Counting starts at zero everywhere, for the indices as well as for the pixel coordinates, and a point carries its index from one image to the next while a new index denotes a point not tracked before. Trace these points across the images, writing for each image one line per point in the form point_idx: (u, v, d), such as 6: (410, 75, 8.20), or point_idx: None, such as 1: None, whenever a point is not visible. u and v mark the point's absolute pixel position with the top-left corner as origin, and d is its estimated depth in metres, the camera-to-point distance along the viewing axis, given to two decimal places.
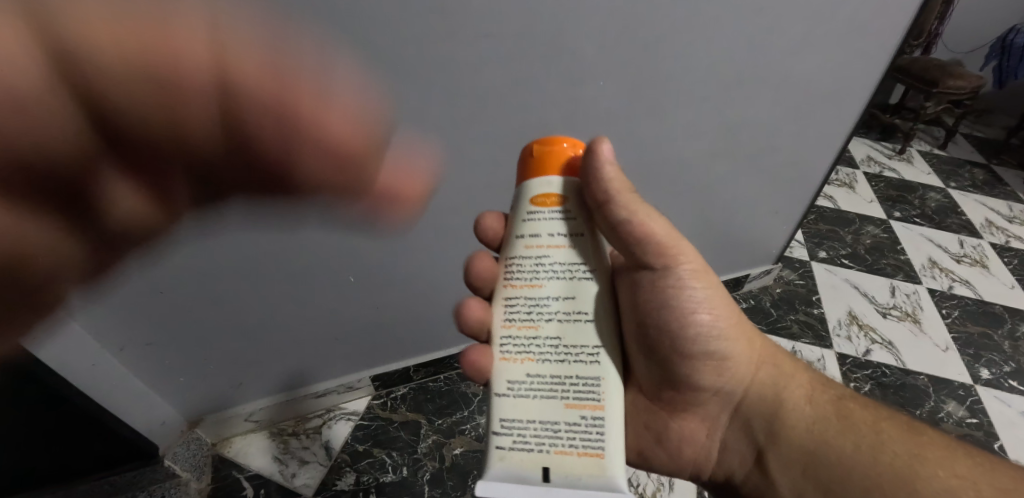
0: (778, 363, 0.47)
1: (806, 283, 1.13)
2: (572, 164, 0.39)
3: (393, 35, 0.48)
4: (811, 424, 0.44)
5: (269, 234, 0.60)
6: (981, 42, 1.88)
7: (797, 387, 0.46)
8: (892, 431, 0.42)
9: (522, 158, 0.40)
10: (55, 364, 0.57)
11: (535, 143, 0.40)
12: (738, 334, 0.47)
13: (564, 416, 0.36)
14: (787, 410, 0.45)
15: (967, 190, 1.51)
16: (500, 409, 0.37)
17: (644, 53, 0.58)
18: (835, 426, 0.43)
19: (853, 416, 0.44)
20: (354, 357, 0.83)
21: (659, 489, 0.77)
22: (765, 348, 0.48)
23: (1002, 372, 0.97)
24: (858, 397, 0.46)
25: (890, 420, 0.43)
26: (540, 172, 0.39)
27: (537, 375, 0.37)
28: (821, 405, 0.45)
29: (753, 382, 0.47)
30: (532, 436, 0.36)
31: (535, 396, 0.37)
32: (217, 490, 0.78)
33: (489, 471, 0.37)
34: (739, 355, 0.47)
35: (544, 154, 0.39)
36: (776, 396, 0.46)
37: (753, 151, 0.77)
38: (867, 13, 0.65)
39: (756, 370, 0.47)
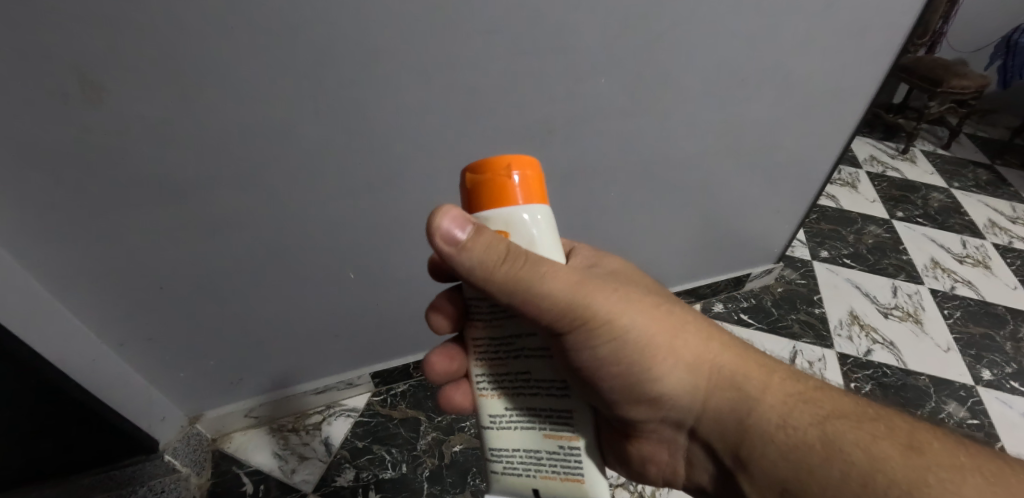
0: (740, 384, 0.42)
1: (807, 283, 1.13)
2: (516, 191, 0.35)
3: (393, 30, 0.48)
4: (786, 452, 0.39)
5: (269, 230, 0.60)
6: (986, 41, 1.87)
7: (769, 409, 0.41)
8: (890, 453, 0.37)
9: (462, 187, 0.36)
10: (54, 358, 0.57)
11: (469, 170, 0.35)
12: (672, 368, 0.41)
13: (544, 445, 0.37)
14: (755, 436, 0.41)
15: (971, 191, 1.51)
16: (487, 440, 0.39)
17: (647, 50, 0.58)
18: (817, 454, 0.38)
19: (841, 439, 0.38)
20: (354, 353, 0.83)
21: (658, 488, 0.77)
22: (716, 370, 0.42)
23: (1004, 373, 0.97)
24: (848, 409, 0.40)
25: (886, 437, 0.38)
26: (479, 206, 0.35)
27: (513, 408, 0.38)
28: (800, 428, 0.39)
29: (707, 409, 0.42)
30: (518, 463, 0.38)
31: (516, 428, 0.38)
32: (217, 485, 0.78)
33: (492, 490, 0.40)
34: (680, 390, 0.42)
35: (480, 184, 0.34)
36: (741, 422, 0.41)
37: (755, 150, 0.77)
38: (872, 11, 0.65)
39: (706, 398, 0.42)
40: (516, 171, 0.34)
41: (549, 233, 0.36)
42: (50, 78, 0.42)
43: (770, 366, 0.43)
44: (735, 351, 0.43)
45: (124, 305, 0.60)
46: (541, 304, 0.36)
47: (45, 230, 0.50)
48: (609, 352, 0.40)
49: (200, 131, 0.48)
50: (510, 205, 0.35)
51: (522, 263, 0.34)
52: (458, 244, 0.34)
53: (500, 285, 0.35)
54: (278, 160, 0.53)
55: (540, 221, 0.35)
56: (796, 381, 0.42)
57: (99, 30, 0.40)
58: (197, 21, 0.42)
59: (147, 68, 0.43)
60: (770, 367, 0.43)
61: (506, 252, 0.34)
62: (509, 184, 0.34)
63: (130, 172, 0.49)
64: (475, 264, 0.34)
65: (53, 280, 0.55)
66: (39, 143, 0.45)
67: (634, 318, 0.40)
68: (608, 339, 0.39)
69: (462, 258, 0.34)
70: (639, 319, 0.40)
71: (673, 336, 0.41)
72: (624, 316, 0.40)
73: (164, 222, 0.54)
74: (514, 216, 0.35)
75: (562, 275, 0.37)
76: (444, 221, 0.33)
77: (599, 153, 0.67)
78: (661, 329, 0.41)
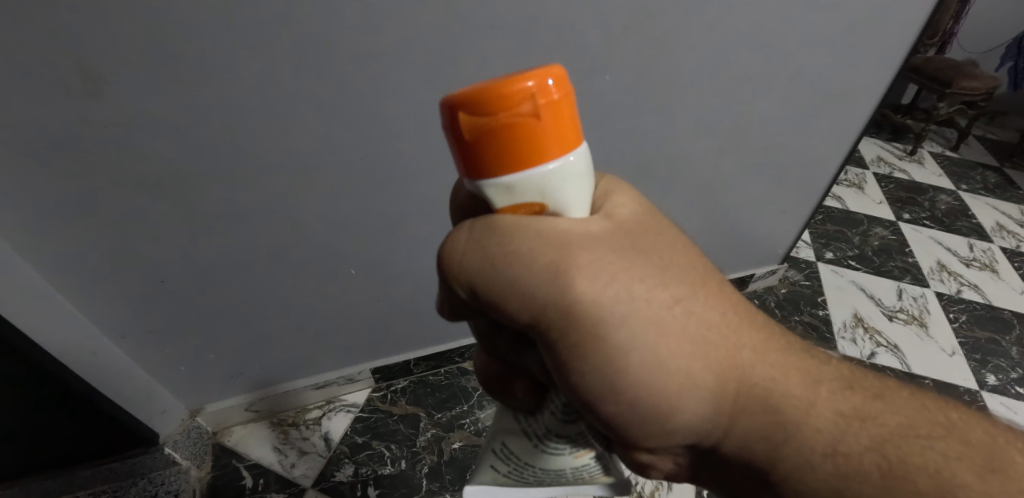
0: (777, 404, 0.32)
1: (812, 284, 1.12)
2: (536, 136, 0.26)
3: (395, 27, 0.47)
4: (833, 485, 0.31)
5: (270, 224, 0.59)
6: (997, 42, 1.84)
7: (815, 434, 0.31)
8: (966, 479, 0.29)
9: (461, 142, 0.27)
10: (55, 349, 0.58)
11: (465, 111, 0.25)
12: (692, 391, 0.31)
13: (571, 464, 0.37)
14: (793, 465, 0.32)
15: (979, 194, 1.49)
16: (507, 437, 0.40)
17: (653, 47, 0.57)
18: (873, 485, 0.30)
19: (905, 464, 0.30)
20: (355, 348, 0.83)
21: (656, 489, 0.77)
22: (747, 387, 0.32)
23: (1010, 378, 0.96)
24: (919, 426, 0.32)
25: (959, 456, 0.30)
26: (499, 166, 0.27)
27: (556, 436, 0.36)
28: (853, 455, 0.31)
29: (732, 433, 0.33)
30: (532, 472, 0.38)
31: (545, 449, 0.37)
32: (217, 478, 0.78)
33: (483, 477, 0.41)
34: (702, 418, 0.32)
35: (489, 134, 0.26)
36: (773, 450, 0.32)
37: (760, 149, 0.76)
38: (881, 11, 0.64)
39: (733, 422, 0.33)
40: (539, 103, 0.25)
41: (586, 176, 0.29)
42: (50, 68, 0.41)
43: (815, 372, 0.34)
44: (773, 357, 0.33)
45: (125, 298, 0.60)
46: (506, 298, 0.29)
47: (48, 222, 0.50)
48: (604, 373, 0.30)
49: (200, 123, 0.48)
50: (535, 161, 0.27)
51: (462, 240, 0.30)
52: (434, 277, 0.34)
53: (457, 273, 0.30)
54: (280, 153, 0.53)
55: (577, 166, 0.28)
56: (850, 390, 0.33)
57: (99, 20, 0.40)
58: (197, 11, 0.42)
59: (147, 58, 0.43)
60: (822, 377, 0.34)
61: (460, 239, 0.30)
62: (531, 127, 0.26)
63: (132, 165, 0.49)
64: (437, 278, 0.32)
65: (55, 272, 0.55)
66: (39, 134, 0.44)
67: (636, 323, 0.30)
68: (603, 355, 0.29)
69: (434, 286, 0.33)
70: (643, 324, 0.30)
71: (692, 348, 0.31)
72: (624, 322, 0.29)
73: (165, 217, 0.54)
74: (550, 171, 0.27)
75: (531, 260, 0.29)
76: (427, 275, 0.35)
77: (603, 151, 0.67)
78: (671, 337, 0.30)
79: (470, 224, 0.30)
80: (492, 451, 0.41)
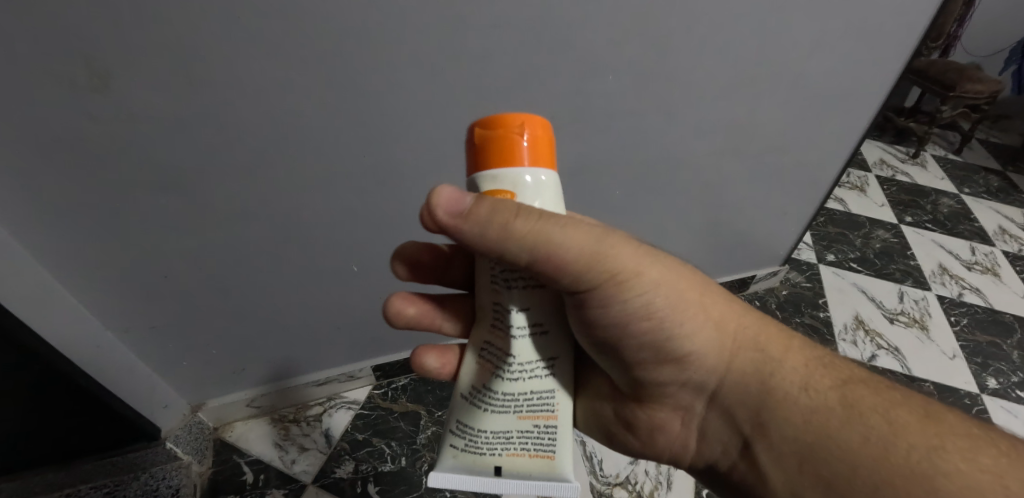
0: (764, 346, 0.42)
1: (813, 286, 1.12)
2: (522, 151, 0.33)
3: (399, 25, 0.47)
4: (808, 413, 0.40)
5: (272, 221, 0.60)
6: (1002, 46, 1.84)
7: (791, 372, 0.41)
8: (907, 419, 0.38)
9: (468, 146, 0.34)
10: (58, 344, 0.58)
11: (478, 125, 0.33)
12: (701, 323, 0.41)
13: (515, 427, 0.36)
14: (779, 399, 0.41)
15: (982, 197, 1.49)
16: (461, 412, 0.39)
17: (656, 46, 0.57)
18: (838, 415, 0.39)
19: (860, 403, 0.39)
20: (357, 345, 0.83)
21: (656, 488, 0.77)
22: (741, 330, 0.42)
23: (1010, 382, 0.96)
24: (866, 376, 0.42)
25: (902, 405, 0.39)
26: (487, 162, 0.33)
27: (501, 392, 0.37)
28: (822, 392, 0.40)
29: (733, 370, 0.42)
30: (483, 442, 0.37)
31: (491, 410, 0.37)
32: (218, 474, 0.79)
33: (442, 464, 0.38)
34: (710, 349, 0.42)
35: (488, 140, 0.33)
36: (764, 386, 0.41)
37: (763, 150, 0.76)
38: (885, 13, 0.64)
39: (733, 359, 0.42)
40: (528, 130, 0.33)
41: (557, 198, 0.35)
42: (57, 64, 0.42)
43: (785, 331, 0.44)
44: (754, 314, 0.44)
45: (128, 293, 0.61)
46: (567, 260, 0.35)
47: (53, 216, 0.51)
48: (638, 305, 0.39)
49: (206, 119, 0.48)
50: (515, 167, 0.33)
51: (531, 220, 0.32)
52: (463, 211, 0.32)
53: (519, 240, 0.33)
54: (284, 149, 0.53)
55: (548, 187, 0.34)
56: (812, 348, 0.44)
57: (106, 16, 0.40)
58: (202, 8, 0.42)
59: (153, 55, 0.43)
60: (788, 334, 0.44)
61: (517, 208, 0.32)
62: (518, 142, 0.33)
63: (137, 161, 0.49)
64: (485, 227, 0.33)
65: (59, 267, 0.55)
66: (44, 129, 0.45)
67: (660, 271, 0.40)
68: (640, 292, 0.38)
69: (467, 226, 0.33)
70: (665, 274, 0.40)
71: (699, 291, 0.42)
72: (654, 269, 0.39)
73: (169, 212, 0.55)
74: (524, 179, 0.33)
75: (586, 230, 0.35)
76: (440, 199, 0.33)
77: (606, 150, 0.67)
78: (683, 290, 0.40)
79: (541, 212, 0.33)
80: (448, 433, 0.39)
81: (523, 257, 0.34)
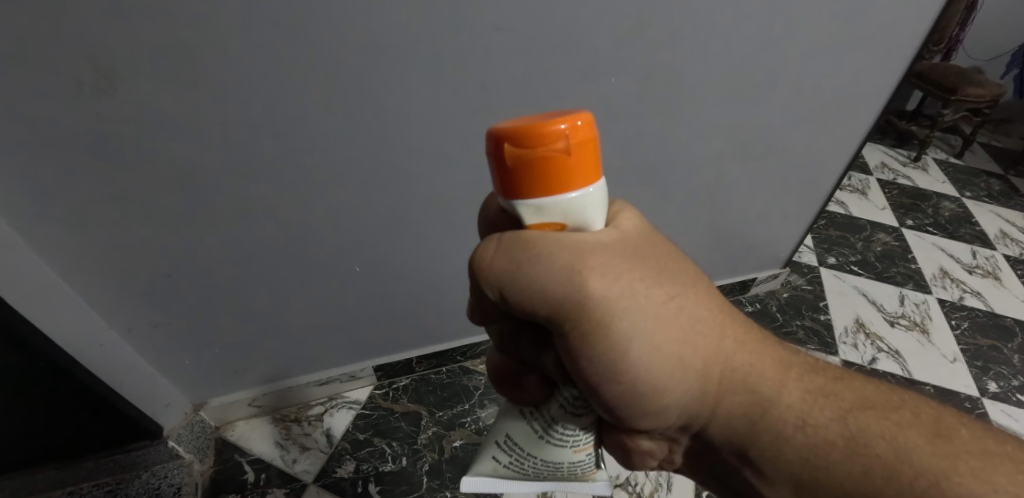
0: (756, 384, 0.37)
1: (814, 289, 1.12)
2: (566, 169, 0.30)
3: (402, 28, 0.48)
4: (805, 453, 0.36)
5: (276, 222, 0.60)
6: (1004, 49, 1.84)
7: (786, 410, 0.37)
8: (916, 443, 0.35)
9: (501, 167, 0.30)
10: (62, 342, 0.58)
11: (512, 146, 0.29)
12: (685, 369, 0.35)
13: (570, 458, 0.39)
14: (773, 436, 0.37)
15: (983, 201, 1.49)
16: (512, 431, 0.42)
17: (658, 49, 0.58)
18: (839, 450, 0.35)
19: (865, 433, 0.36)
20: (358, 345, 0.83)
21: (656, 489, 0.77)
22: (729, 370, 0.37)
23: (1010, 386, 0.96)
24: (870, 397, 0.38)
25: (911, 425, 0.36)
26: (531, 189, 0.30)
27: (563, 429, 0.38)
28: (822, 425, 0.36)
29: (719, 412, 0.37)
30: (532, 463, 0.41)
31: (545, 441, 0.40)
32: (219, 472, 0.79)
33: (481, 469, 0.43)
34: (693, 396, 0.36)
35: (526, 164, 0.29)
36: (755, 424, 0.37)
37: (764, 153, 0.77)
38: (887, 16, 0.64)
39: (719, 402, 0.37)
40: (572, 139, 0.29)
41: (603, 202, 0.33)
42: (64, 64, 0.42)
43: (787, 359, 0.39)
44: (752, 347, 0.38)
45: (131, 292, 0.61)
46: (530, 296, 0.32)
47: (59, 215, 0.51)
48: (613, 358, 0.33)
49: (211, 119, 0.49)
50: (562, 192, 0.30)
51: (490, 251, 0.33)
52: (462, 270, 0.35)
53: (486, 277, 0.33)
54: (287, 147, 0.53)
55: (597, 194, 0.32)
56: (814, 373, 0.39)
57: (114, 17, 0.41)
58: (209, 10, 0.42)
59: (159, 56, 0.44)
60: (787, 359, 0.39)
61: (497, 247, 0.33)
62: (560, 161, 0.29)
63: (142, 160, 0.50)
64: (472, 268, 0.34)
65: (63, 265, 0.55)
66: (51, 129, 0.45)
67: (636, 315, 0.33)
68: (610, 340, 0.33)
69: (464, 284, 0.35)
70: (645, 319, 0.33)
71: (684, 334, 0.34)
72: (630, 318, 0.33)
73: (174, 212, 0.55)
74: (573, 199, 0.31)
75: (547, 267, 0.32)
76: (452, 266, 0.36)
77: (608, 152, 0.67)
78: (669, 331, 0.34)
79: (498, 236, 0.33)
80: (495, 444, 0.43)
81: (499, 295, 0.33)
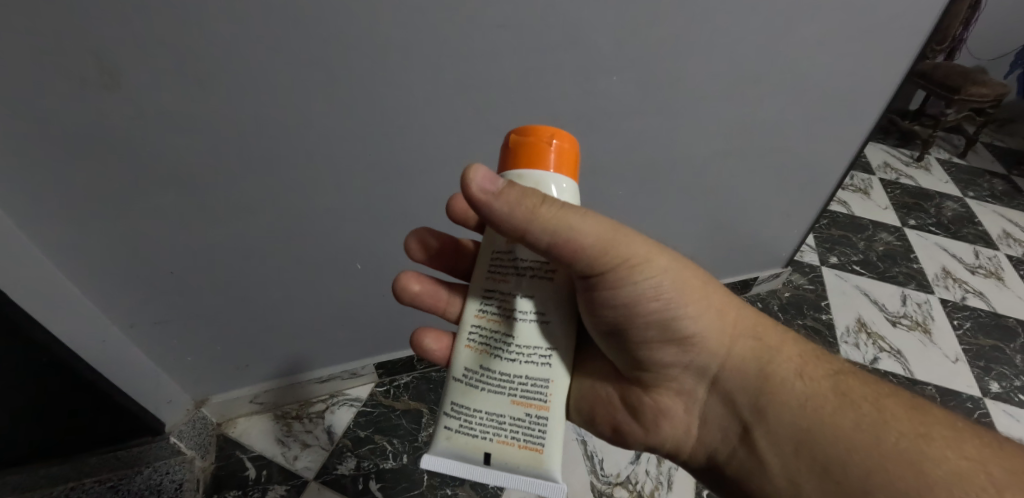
0: (761, 336, 0.45)
1: (816, 288, 1.12)
2: (553, 159, 0.37)
3: (401, 23, 0.48)
4: (804, 399, 0.42)
5: (278, 218, 0.60)
6: (1008, 49, 1.83)
7: (787, 361, 0.44)
8: (895, 408, 0.41)
9: (501, 149, 0.38)
10: (65, 338, 0.58)
11: (513, 132, 0.37)
12: (703, 310, 0.43)
13: (509, 412, 0.38)
14: (777, 385, 0.43)
15: (986, 201, 1.48)
16: (456, 393, 0.40)
17: (659, 47, 0.58)
18: (831, 401, 0.42)
19: (851, 392, 0.42)
20: (359, 342, 0.83)
21: (656, 488, 0.77)
22: (739, 320, 0.45)
23: (1012, 386, 0.95)
24: (852, 370, 0.45)
25: (890, 396, 0.42)
26: (521, 165, 0.37)
27: (499, 373, 0.38)
28: (815, 379, 0.43)
29: (733, 357, 0.44)
30: (476, 424, 0.38)
31: (486, 389, 0.39)
32: (221, 469, 0.80)
33: (434, 447, 0.39)
34: (709, 334, 0.44)
35: (522, 144, 0.37)
36: (762, 370, 0.43)
37: (765, 151, 0.76)
38: (891, 14, 0.64)
39: (733, 346, 0.44)
40: (558, 143, 0.37)
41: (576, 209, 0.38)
42: (68, 60, 0.42)
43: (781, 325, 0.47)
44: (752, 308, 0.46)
45: (133, 289, 0.61)
46: (585, 239, 0.37)
47: (62, 212, 0.51)
48: (647, 292, 0.41)
49: (212, 116, 0.49)
50: (544, 172, 0.36)
51: (554, 208, 0.35)
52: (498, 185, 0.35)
53: (543, 226, 0.35)
54: (289, 144, 0.53)
55: (570, 194, 0.37)
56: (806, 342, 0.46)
57: (116, 14, 0.41)
58: (212, 7, 0.43)
59: (162, 52, 0.44)
60: (783, 328, 0.47)
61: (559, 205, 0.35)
62: (549, 151, 0.36)
63: (145, 157, 0.50)
64: (513, 209, 0.35)
65: (66, 262, 0.55)
66: (54, 125, 0.45)
67: (667, 263, 0.42)
68: (648, 281, 0.41)
69: (499, 204, 0.35)
70: (670, 268, 0.42)
71: (703, 283, 0.44)
72: (662, 263, 0.42)
73: (178, 208, 0.55)
74: (548, 184, 0.37)
75: (600, 222, 0.38)
76: (476, 179, 0.34)
77: (610, 152, 0.67)
78: (688, 279, 0.43)
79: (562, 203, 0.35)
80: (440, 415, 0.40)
81: (547, 239, 0.36)
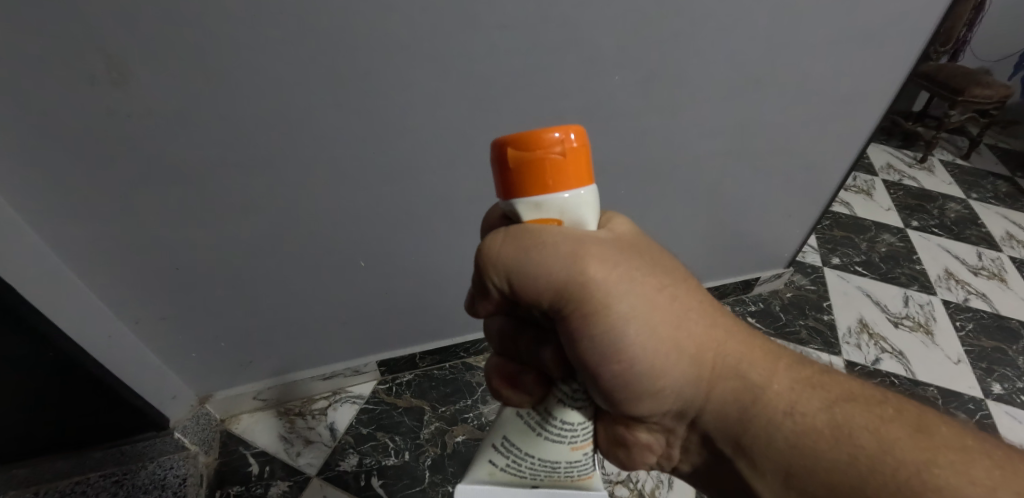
0: (745, 371, 0.39)
1: (817, 289, 1.12)
2: (561, 169, 0.32)
3: (405, 22, 0.48)
4: (792, 441, 0.37)
5: (283, 216, 0.61)
6: (1012, 50, 1.83)
7: (776, 396, 0.39)
8: (899, 435, 0.36)
9: (500, 165, 0.32)
10: (73, 333, 0.59)
11: (512, 147, 0.31)
12: (677, 356, 0.38)
13: (568, 457, 0.40)
14: (762, 425, 0.38)
15: (989, 202, 1.48)
16: (508, 431, 0.41)
17: (662, 48, 0.58)
18: (825, 438, 0.37)
19: (850, 422, 0.37)
20: (363, 339, 0.84)
21: (657, 487, 0.77)
22: (720, 359, 0.39)
23: (1015, 388, 0.95)
24: (856, 393, 0.39)
25: (894, 420, 0.37)
26: (530, 189, 0.32)
27: (560, 421, 0.39)
28: (809, 414, 0.38)
29: (712, 398, 0.40)
30: (528, 466, 0.40)
31: (546, 438, 0.39)
32: (224, 465, 0.80)
33: (481, 478, 0.42)
34: (686, 381, 0.39)
35: (526, 162, 0.31)
36: (744, 412, 0.39)
37: (767, 152, 0.77)
38: (894, 15, 0.64)
39: (713, 388, 0.39)
40: (566, 144, 0.31)
41: (596, 205, 0.35)
42: (76, 58, 0.43)
43: (775, 352, 0.41)
44: (739, 339, 0.40)
45: (138, 284, 0.62)
46: (538, 280, 0.34)
47: (70, 208, 0.52)
48: (614, 340, 0.36)
49: (219, 113, 0.49)
50: (558, 189, 0.32)
51: (499, 241, 0.34)
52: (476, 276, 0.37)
53: (494, 265, 0.34)
54: (293, 143, 0.54)
55: (590, 198, 0.34)
56: (801, 365, 0.41)
57: (124, 11, 0.41)
58: (218, 5, 0.43)
59: (169, 49, 0.44)
60: (775, 354, 0.41)
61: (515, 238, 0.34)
62: (559, 161, 0.31)
63: (151, 154, 0.50)
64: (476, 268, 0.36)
65: (73, 257, 0.56)
66: (62, 122, 0.46)
67: (635, 301, 0.36)
68: (611, 325, 0.35)
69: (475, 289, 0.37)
70: (640, 302, 0.36)
71: (678, 322, 0.38)
72: (627, 298, 0.35)
73: (183, 205, 0.56)
74: (567, 198, 0.33)
75: (555, 257, 0.34)
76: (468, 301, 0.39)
77: (612, 151, 0.67)
78: (661, 317, 0.37)
79: (506, 229, 0.34)
80: (488, 446, 0.42)
81: (505, 280, 0.35)
